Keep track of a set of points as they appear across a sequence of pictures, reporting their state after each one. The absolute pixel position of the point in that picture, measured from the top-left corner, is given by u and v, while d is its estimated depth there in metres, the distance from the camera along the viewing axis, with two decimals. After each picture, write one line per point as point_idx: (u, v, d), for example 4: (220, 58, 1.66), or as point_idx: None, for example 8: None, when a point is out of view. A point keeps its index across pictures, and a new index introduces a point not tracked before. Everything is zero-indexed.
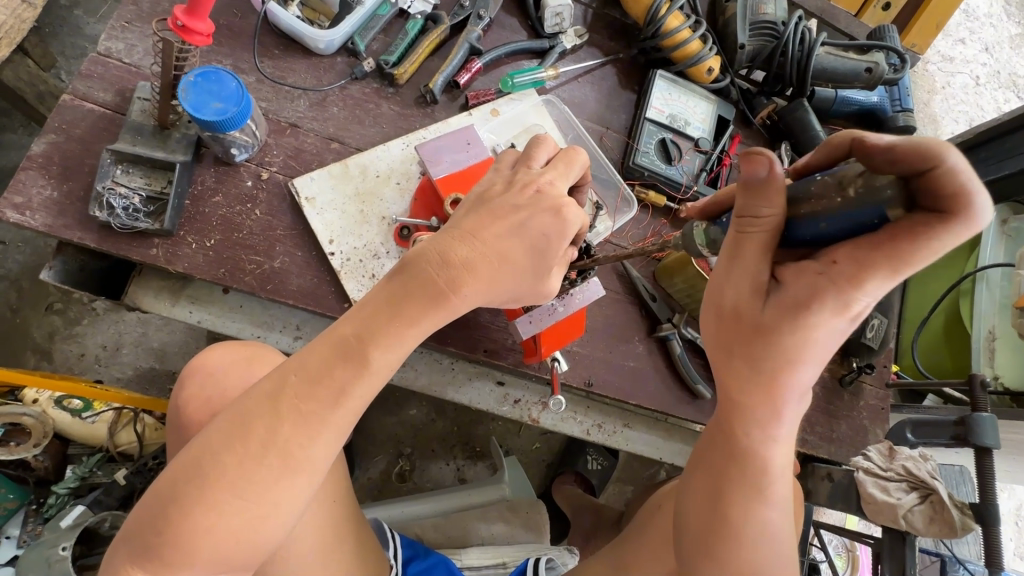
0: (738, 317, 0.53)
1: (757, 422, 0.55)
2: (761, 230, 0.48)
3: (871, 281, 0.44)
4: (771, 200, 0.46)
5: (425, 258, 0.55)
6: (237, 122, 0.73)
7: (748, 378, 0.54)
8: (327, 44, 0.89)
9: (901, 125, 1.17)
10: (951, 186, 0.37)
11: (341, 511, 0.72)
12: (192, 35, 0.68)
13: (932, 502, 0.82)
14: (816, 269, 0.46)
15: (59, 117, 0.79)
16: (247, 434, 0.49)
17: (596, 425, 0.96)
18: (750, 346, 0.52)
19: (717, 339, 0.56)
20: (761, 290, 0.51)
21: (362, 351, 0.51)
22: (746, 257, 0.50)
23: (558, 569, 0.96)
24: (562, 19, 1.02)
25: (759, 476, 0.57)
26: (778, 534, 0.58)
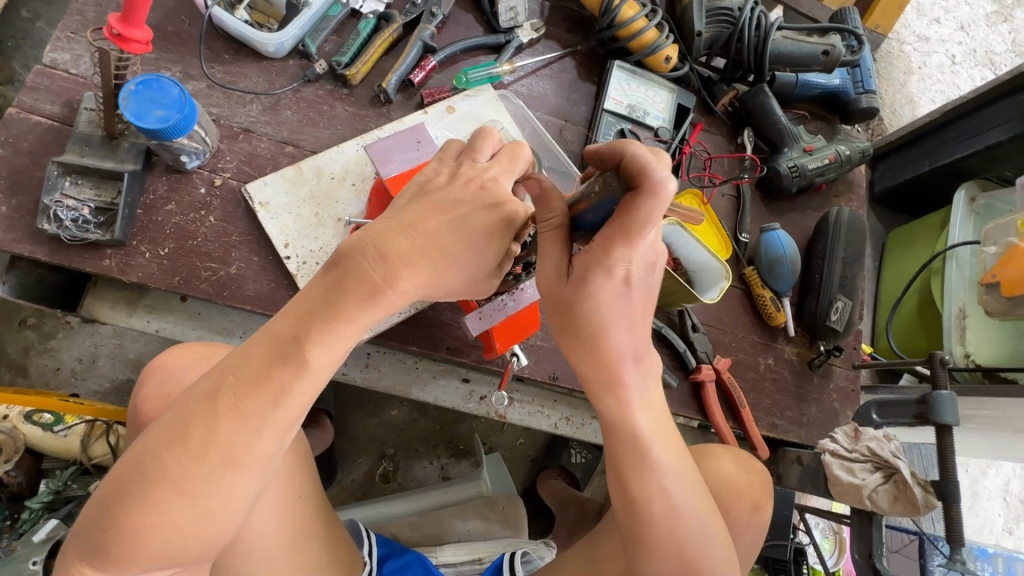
0: (552, 300, 0.58)
1: (610, 390, 0.59)
2: (547, 227, 0.56)
3: (619, 250, 0.52)
4: (550, 205, 0.57)
5: (362, 253, 0.54)
6: (182, 130, 0.73)
7: (581, 351, 0.58)
8: (277, 46, 0.88)
9: (864, 107, 1.17)
10: (638, 165, 0.49)
11: (305, 512, 0.72)
12: (129, 44, 0.68)
13: (896, 481, 0.83)
14: (584, 248, 0.55)
15: (6, 131, 0.78)
16: (187, 434, 0.49)
17: (564, 418, 0.96)
18: (568, 321, 0.57)
19: (551, 327, 0.60)
20: (562, 272, 0.56)
21: (300, 350, 0.51)
22: (541, 249, 0.58)
23: (533, 563, 0.96)
24: (517, 13, 1.02)
25: (633, 445, 0.59)
26: (675, 496, 0.59)
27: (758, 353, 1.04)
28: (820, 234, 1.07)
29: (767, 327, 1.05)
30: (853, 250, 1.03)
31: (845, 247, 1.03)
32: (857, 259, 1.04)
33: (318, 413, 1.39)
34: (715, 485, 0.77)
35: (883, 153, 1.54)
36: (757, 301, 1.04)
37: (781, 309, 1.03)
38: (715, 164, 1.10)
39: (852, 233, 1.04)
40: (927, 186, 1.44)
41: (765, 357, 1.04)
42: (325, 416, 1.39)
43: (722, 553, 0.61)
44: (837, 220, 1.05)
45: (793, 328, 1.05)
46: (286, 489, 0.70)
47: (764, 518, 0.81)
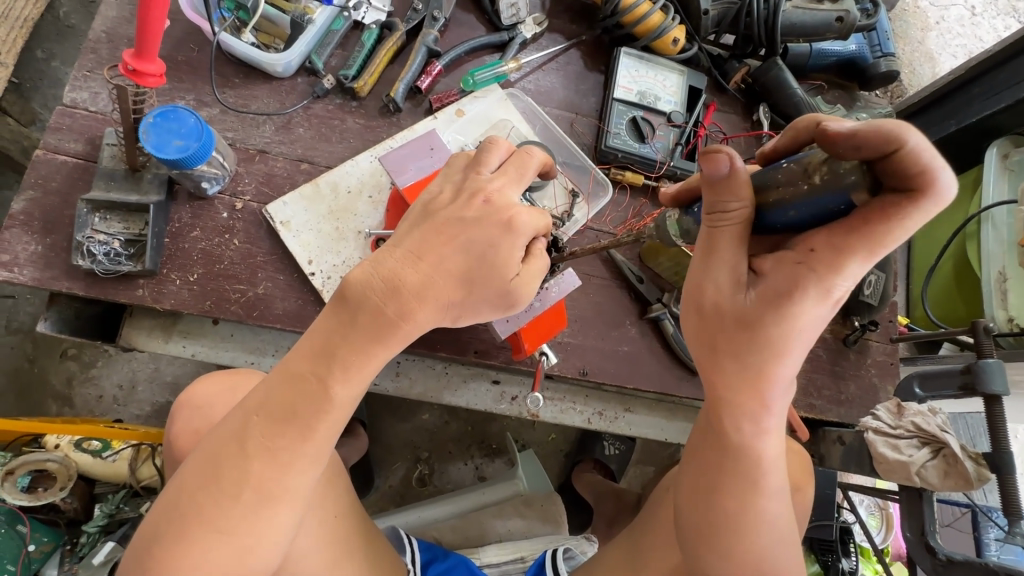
0: (720, 313, 0.55)
1: (748, 419, 0.56)
2: (732, 223, 0.52)
3: (851, 264, 0.48)
4: (738, 194, 0.52)
5: (368, 285, 0.52)
6: (201, 157, 0.74)
7: (734, 374, 0.54)
8: (285, 66, 0.89)
9: (884, 71, 1.13)
10: (915, 168, 0.41)
11: (343, 531, 0.73)
12: (145, 78, 0.69)
13: (945, 456, 0.80)
14: (794, 258, 0.50)
15: (35, 173, 0.81)
16: (219, 477, 0.50)
17: (597, 413, 0.95)
18: (736, 342, 0.54)
19: (701, 338, 0.57)
20: (740, 285, 0.54)
21: (323, 389, 0.51)
22: (723, 249, 0.53)
23: (576, 558, 0.97)
24: (518, 8, 1.01)
25: (755, 473, 0.58)
26: (783, 523, 0.59)
27: None
28: None
29: None
30: None
31: None
32: None
33: (352, 422, 1.42)
34: None
35: (905, 117, 1.49)
36: None
37: None
38: (731, 144, 1.08)
39: None
40: (954, 147, 1.39)
41: None
42: (359, 425, 1.42)
43: (795, 564, 0.61)
44: None
45: None
46: (326, 510, 0.71)
47: (808, 499, 0.78)
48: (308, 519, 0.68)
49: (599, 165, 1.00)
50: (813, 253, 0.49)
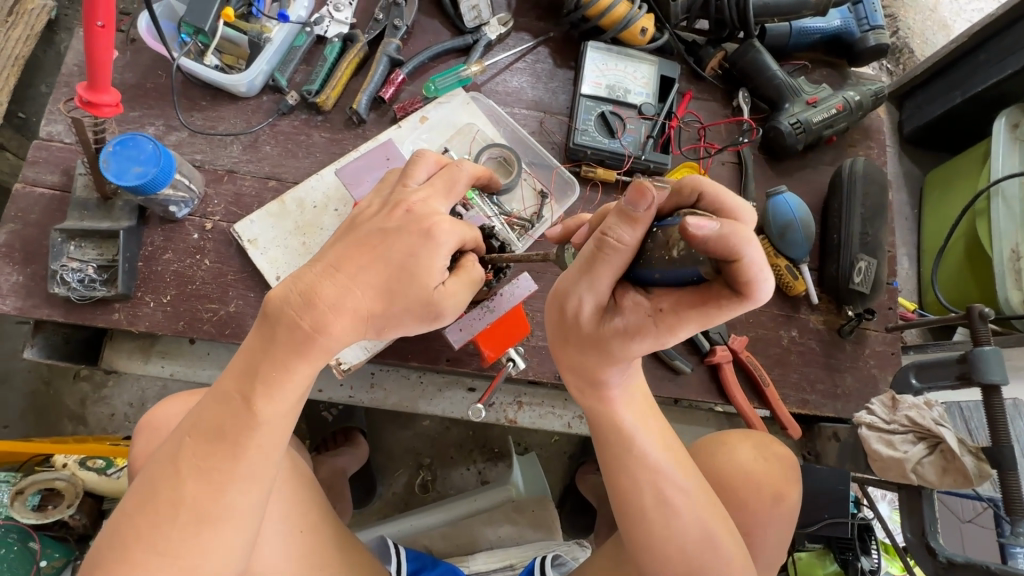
0: (579, 330, 0.58)
1: (588, 393, 0.66)
2: (618, 254, 0.48)
3: (685, 328, 0.52)
4: (636, 230, 0.46)
5: (285, 300, 0.52)
6: (162, 181, 0.76)
7: (579, 363, 0.62)
8: (248, 85, 0.90)
9: (873, 45, 1.08)
10: (744, 277, 0.43)
11: (313, 544, 0.73)
12: (101, 108, 0.71)
13: (942, 451, 0.76)
14: (645, 308, 0.52)
15: (14, 206, 0.84)
16: (156, 498, 0.50)
17: (577, 417, 0.93)
18: (585, 346, 0.60)
19: (560, 334, 0.62)
20: (598, 308, 0.56)
21: (247, 405, 0.51)
22: (592, 278, 0.52)
23: (566, 564, 0.95)
24: (481, 10, 1.00)
25: (618, 436, 0.67)
26: (669, 482, 0.66)
27: (781, 326, 0.97)
28: (835, 192, 0.99)
29: (786, 298, 0.98)
30: (874, 206, 0.95)
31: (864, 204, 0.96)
32: (879, 213, 0.96)
33: (351, 432, 1.43)
34: (732, 475, 0.74)
35: (909, 90, 1.41)
36: (773, 271, 0.97)
37: (800, 278, 0.96)
38: (710, 133, 1.04)
39: (871, 186, 0.96)
40: (962, 119, 1.31)
41: (789, 329, 0.97)
42: (359, 434, 1.43)
43: (703, 528, 0.65)
44: (852, 173, 0.98)
45: (816, 295, 0.98)
46: (291, 525, 0.72)
47: (797, 498, 0.75)
48: (270, 532, 0.69)
49: (569, 163, 0.98)
50: (662, 312, 0.51)
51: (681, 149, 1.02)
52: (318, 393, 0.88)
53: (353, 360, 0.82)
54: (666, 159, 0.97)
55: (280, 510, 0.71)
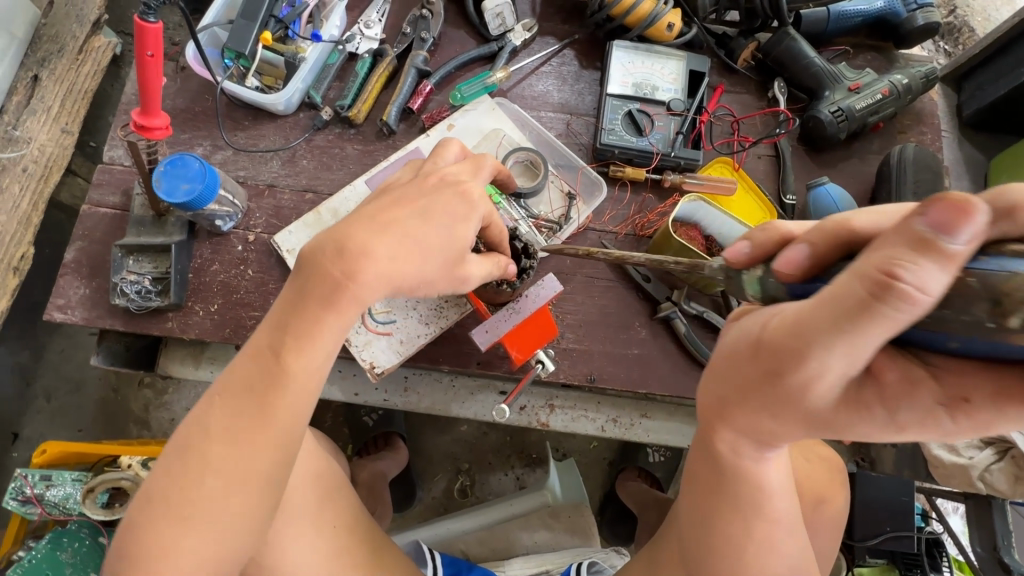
0: (788, 395, 0.47)
1: (748, 452, 0.60)
2: (910, 310, 0.35)
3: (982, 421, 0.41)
4: (946, 271, 0.34)
5: (321, 251, 0.57)
6: (206, 198, 0.81)
7: (761, 425, 0.53)
8: (285, 104, 0.94)
9: (921, 25, 1.01)
10: None
11: (339, 529, 0.74)
12: (153, 131, 0.76)
13: (1013, 457, 0.70)
14: (935, 390, 0.42)
15: (81, 226, 0.91)
16: (186, 457, 0.53)
17: (611, 420, 0.92)
18: (788, 411, 0.49)
19: (748, 389, 0.51)
20: (839, 381, 0.43)
21: (278, 361, 0.55)
22: (845, 337, 0.39)
23: (604, 573, 0.94)
24: (505, 17, 1.01)
25: (756, 493, 0.63)
26: (783, 536, 0.66)
27: None
28: (881, 180, 0.95)
29: None
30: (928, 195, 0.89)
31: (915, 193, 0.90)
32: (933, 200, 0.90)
33: (392, 436, 1.46)
34: None
35: (967, 72, 1.32)
36: None
37: None
38: (744, 126, 1.01)
39: (923, 173, 0.90)
40: None
41: None
42: (399, 439, 1.46)
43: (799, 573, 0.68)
44: (900, 160, 0.92)
45: None
46: (318, 520, 0.73)
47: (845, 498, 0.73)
48: (288, 527, 0.69)
49: (596, 163, 0.97)
50: (966, 401, 0.41)
51: (713, 144, 0.99)
52: (355, 397, 0.90)
53: (386, 364, 0.85)
54: (698, 155, 0.94)
55: (305, 504, 0.72)
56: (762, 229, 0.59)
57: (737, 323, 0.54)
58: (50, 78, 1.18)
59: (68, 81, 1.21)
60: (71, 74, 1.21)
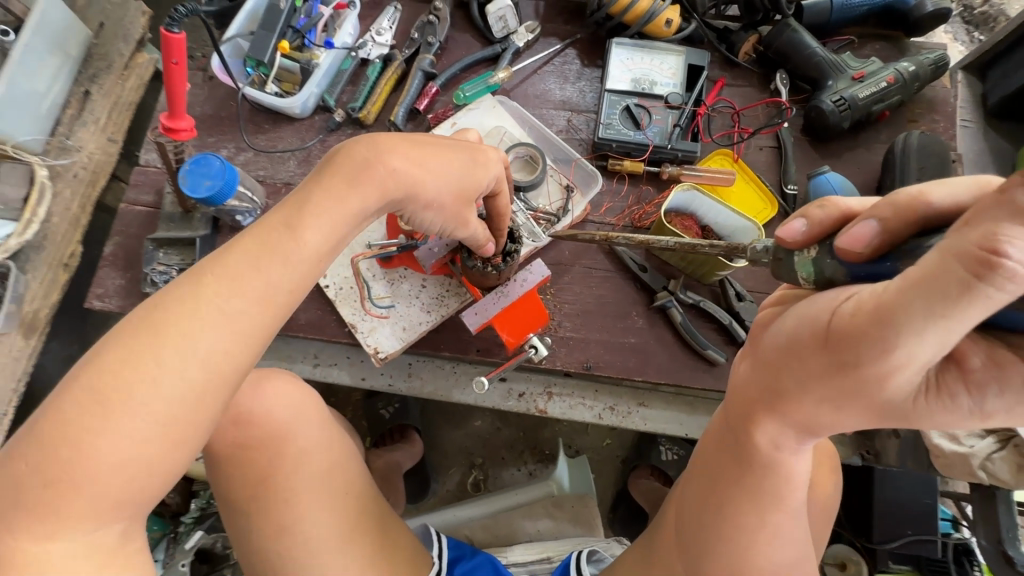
0: (861, 378, 0.43)
1: (788, 444, 0.55)
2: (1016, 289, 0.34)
3: None
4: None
5: (356, 146, 0.63)
6: (226, 194, 0.87)
7: (813, 410, 0.50)
8: (301, 107, 1.01)
9: (930, 11, 0.99)
10: None
11: (332, 483, 0.75)
12: (179, 133, 0.84)
13: (1016, 446, 0.68)
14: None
15: (120, 222, 1.00)
16: (162, 315, 0.50)
17: (608, 408, 0.93)
18: (848, 392, 0.45)
19: (812, 368, 0.47)
20: (921, 369, 0.41)
21: (284, 240, 0.56)
22: (962, 322, 0.36)
23: (603, 560, 0.94)
24: (508, 20, 1.04)
25: (784, 489, 0.58)
26: (796, 536, 0.62)
27: None
28: (886, 169, 0.93)
29: None
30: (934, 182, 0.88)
31: (920, 180, 0.88)
32: None
33: (407, 429, 1.51)
34: None
35: (991, 61, 1.28)
36: None
37: None
38: (745, 118, 1.01)
39: (927, 160, 0.89)
40: None
41: None
42: (414, 431, 1.51)
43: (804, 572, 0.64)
44: (905, 148, 0.91)
45: None
46: (333, 486, 0.75)
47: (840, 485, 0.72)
48: (291, 483, 0.73)
49: (595, 157, 0.99)
50: None
51: (712, 137, 1.00)
52: (362, 381, 0.96)
53: (389, 349, 0.89)
54: (696, 146, 0.95)
55: (317, 470, 0.75)
56: (817, 206, 0.52)
57: (792, 311, 0.51)
58: (100, 93, 1.28)
59: (115, 95, 1.32)
60: (117, 88, 1.32)
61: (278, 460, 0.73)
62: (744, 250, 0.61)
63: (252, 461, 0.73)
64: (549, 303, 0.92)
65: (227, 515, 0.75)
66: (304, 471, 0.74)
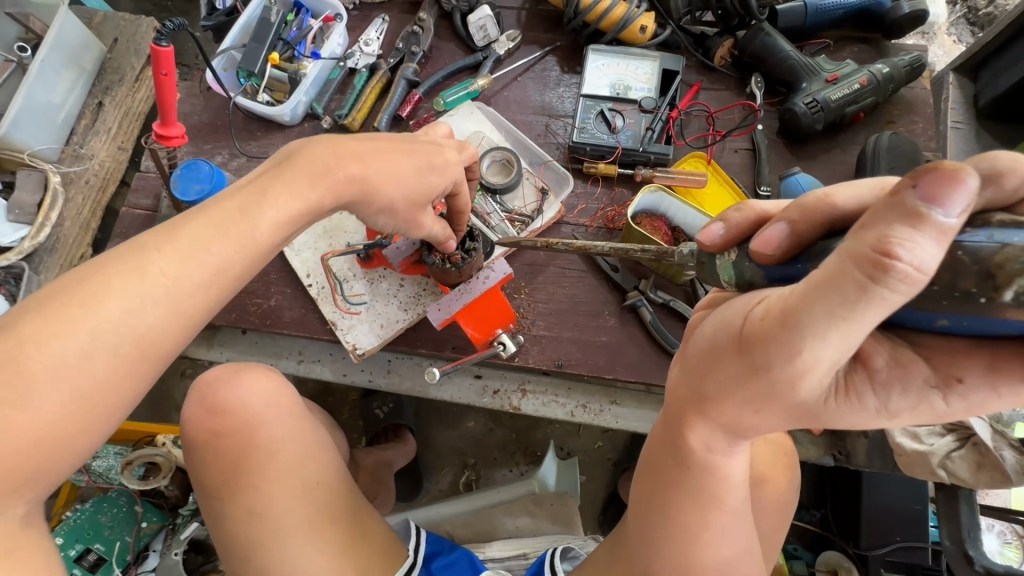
0: (777, 383, 0.44)
1: (720, 446, 0.57)
2: (908, 289, 0.34)
3: (963, 401, 0.41)
4: (939, 245, 0.33)
5: (320, 145, 0.67)
6: (215, 197, 0.92)
7: (738, 414, 0.50)
8: (290, 115, 1.05)
9: (907, 13, 1.00)
10: None
11: (299, 476, 0.79)
12: (171, 139, 0.89)
13: (974, 445, 0.73)
14: (924, 373, 0.41)
15: (120, 225, 1.06)
16: (105, 270, 0.55)
17: (580, 406, 0.95)
18: (763, 396, 0.46)
19: (731, 373, 0.48)
20: (829, 371, 0.41)
21: (233, 223, 0.61)
22: (861, 321, 0.36)
23: (578, 557, 0.94)
24: (488, 29, 1.08)
25: (721, 487, 0.60)
26: (737, 535, 0.63)
27: None
28: (859, 169, 0.94)
29: None
30: None
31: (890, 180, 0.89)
32: None
33: (400, 429, 1.54)
34: None
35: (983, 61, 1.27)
36: None
37: None
38: (719, 120, 1.03)
39: (898, 160, 0.89)
40: None
41: None
42: (407, 431, 1.54)
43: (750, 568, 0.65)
44: (876, 149, 0.91)
45: None
46: (302, 477, 0.79)
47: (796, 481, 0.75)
48: (267, 470, 0.78)
49: (572, 160, 1.02)
50: (960, 382, 0.40)
51: (686, 140, 1.02)
52: (343, 376, 0.99)
53: (367, 345, 0.92)
54: (668, 149, 0.97)
55: (287, 461, 0.79)
56: (736, 211, 0.57)
57: (713, 316, 0.52)
58: (112, 104, 1.33)
59: (126, 106, 1.36)
60: (128, 99, 1.36)
61: (249, 449, 0.78)
62: (672, 256, 0.63)
63: (228, 448, 0.78)
64: (521, 302, 0.94)
65: (204, 502, 0.79)
66: (278, 454, 0.79)
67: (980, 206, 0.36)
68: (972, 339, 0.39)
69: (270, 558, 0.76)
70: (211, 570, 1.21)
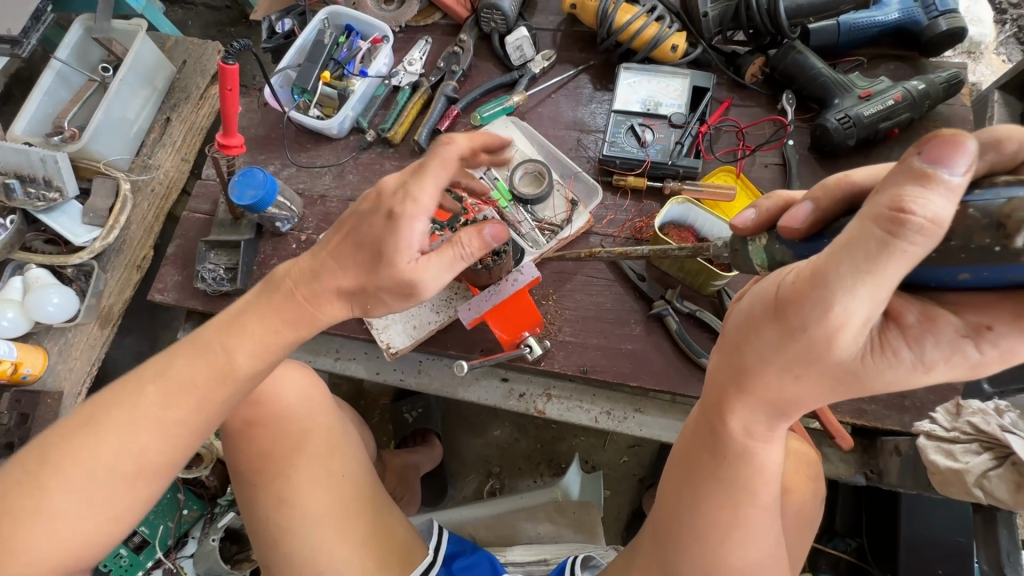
0: (812, 345, 0.45)
1: (760, 431, 0.58)
2: (925, 241, 0.37)
3: (993, 353, 0.43)
4: (949, 200, 0.37)
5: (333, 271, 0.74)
6: (267, 202, 1.00)
7: (774, 383, 0.51)
8: (337, 128, 1.13)
9: (944, 30, 0.99)
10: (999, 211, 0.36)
11: (331, 466, 0.84)
12: (232, 149, 0.98)
13: (1013, 463, 0.70)
14: (953, 324, 0.43)
15: (181, 227, 1.15)
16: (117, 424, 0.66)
17: (604, 412, 0.97)
18: (798, 358, 0.47)
19: (764, 340, 0.49)
20: (863, 327, 0.42)
21: None
22: (884, 276, 0.39)
23: (599, 566, 0.93)
24: (524, 50, 1.14)
25: (750, 481, 0.60)
26: (770, 531, 0.63)
27: None
28: None
29: None
30: None
31: None
32: None
33: (428, 433, 1.58)
34: None
35: None
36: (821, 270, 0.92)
37: None
38: (749, 135, 1.05)
39: None
40: None
41: None
42: (434, 437, 1.57)
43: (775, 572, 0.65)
44: None
45: None
46: (328, 467, 0.84)
47: (820, 493, 0.76)
48: (297, 460, 0.82)
49: (602, 172, 1.05)
50: (989, 328, 0.42)
51: (715, 154, 1.04)
52: (377, 374, 1.04)
53: (400, 344, 0.97)
54: (697, 163, 0.99)
55: (316, 449, 0.84)
56: (765, 197, 0.62)
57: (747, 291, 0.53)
58: (178, 120, 1.43)
59: (190, 121, 1.45)
60: (192, 115, 1.45)
61: (280, 439, 0.83)
62: (709, 247, 0.68)
63: (258, 438, 0.83)
64: (548, 308, 0.97)
65: (237, 488, 0.84)
66: (303, 441, 0.84)
67: (985, 169, 0.42)
68: (991, 300, 0.42)
69: (289, 541, 0.80)
70: (245, 559, 1.26)
